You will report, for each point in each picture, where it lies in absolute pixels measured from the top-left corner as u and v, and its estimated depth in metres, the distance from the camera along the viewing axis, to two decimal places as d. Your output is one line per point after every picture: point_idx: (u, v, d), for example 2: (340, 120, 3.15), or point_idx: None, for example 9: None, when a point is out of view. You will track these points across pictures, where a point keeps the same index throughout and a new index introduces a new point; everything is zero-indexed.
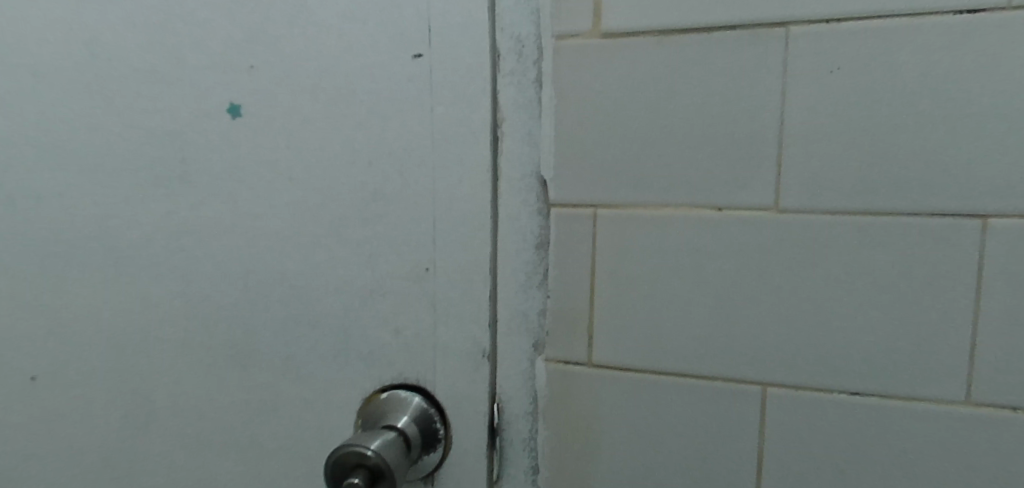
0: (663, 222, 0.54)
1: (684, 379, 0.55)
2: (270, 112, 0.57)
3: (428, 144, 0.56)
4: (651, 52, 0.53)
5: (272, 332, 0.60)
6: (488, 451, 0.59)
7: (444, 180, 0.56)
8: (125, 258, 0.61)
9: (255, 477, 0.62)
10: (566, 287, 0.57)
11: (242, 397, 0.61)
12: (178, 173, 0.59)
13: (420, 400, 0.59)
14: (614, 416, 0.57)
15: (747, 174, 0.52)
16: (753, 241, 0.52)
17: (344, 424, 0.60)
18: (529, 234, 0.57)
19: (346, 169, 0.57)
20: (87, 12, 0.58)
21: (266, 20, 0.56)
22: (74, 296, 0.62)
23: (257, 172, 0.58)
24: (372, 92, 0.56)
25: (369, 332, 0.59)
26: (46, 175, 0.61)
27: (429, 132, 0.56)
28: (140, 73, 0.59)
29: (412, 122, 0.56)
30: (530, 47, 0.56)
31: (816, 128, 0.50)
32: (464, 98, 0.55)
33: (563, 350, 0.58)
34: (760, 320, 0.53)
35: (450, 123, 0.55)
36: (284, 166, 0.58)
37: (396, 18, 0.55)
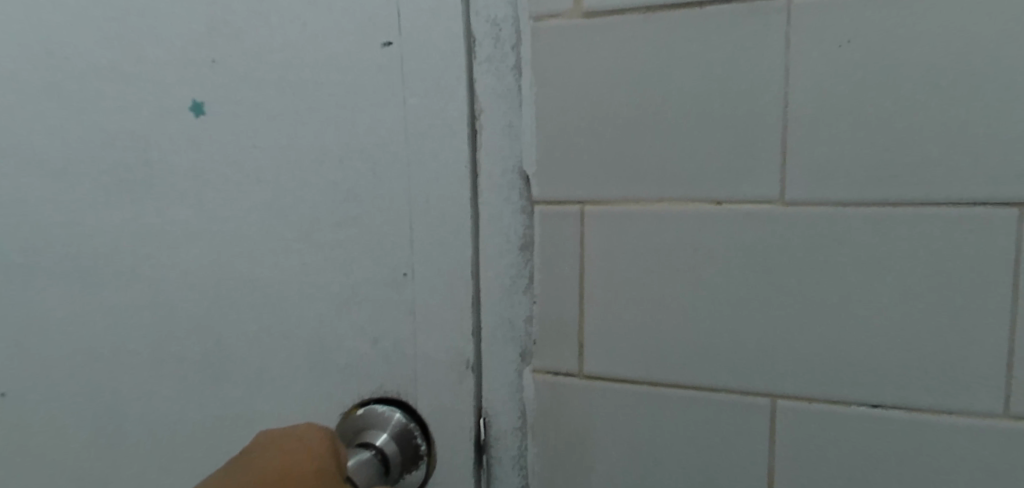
0: (658, 220, 0.49)
1: (685, 392, 0.50)
2: (235, 110, 0.53)
3: (402, 139, 0.51)
4: (638, 30, 0.48)
5: (244, 344, 0.56)
6: (474, 469, 0.55)
7: (420, 178, 0.52)
8: (90, 270, 0.57)
9: None
10: (552, 292, 0.52)
11: (216, 413, 0.57)
12: (141, 176, 0.55)
13: (401, 415, 0.54)
14: (609, 431, 0.52)
15: (749, 163, 0.47)
16: (757, 238, 0.47)
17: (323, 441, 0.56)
18: (513, 235, 0.53)
19: (315, 168, 0.53)
20: (38, 8, 0.54)
21: (226, 10, 0.52)
22: (37, 311, 0.58)
23: (222, 174, 0.54)
24: (342, 85, 0.52)
25: (345, 342, 0.55)
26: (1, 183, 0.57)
27: (403, 126, 0.51)
28: (100, 73, 0.55)
29: (385, 116, 0.51)
30: (508, 30, 0.51)
31: (826, 109, 0.45)
32: (438, 88, 0.51)
33: (551, 360, 0.53)
34: (767, 325, 0.48)
35: (424, 116, 0.51)
36: (251, 167, 0.54)
37: (362, 3, 0.50)
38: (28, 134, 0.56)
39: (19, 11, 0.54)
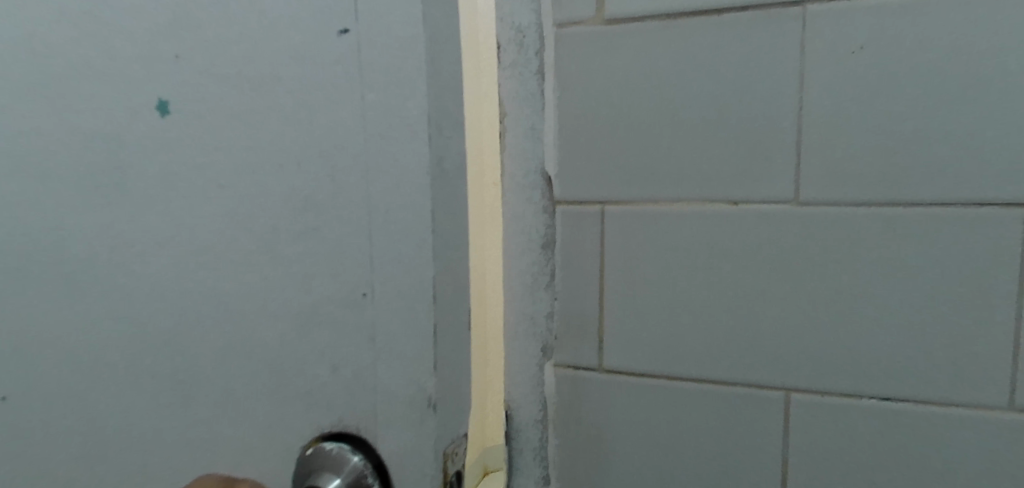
0: (675, 219, 0.51)
1: (700, 386, 0.51)
2: (198, 109, 0.45)
3: (361, 141, 0.42)
4: (657, 37, 0.49)
5: (210, 373, 0.48)
6: None
7: (379, 185, 0.42)
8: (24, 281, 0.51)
9: None
10: (574, 288, 0.54)
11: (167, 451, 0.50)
12: (74, 180, 0.48)
13: (358, 459, 0.44)
14: (627, 424, 0.54)
15: (764, 164, 0.48)
16: (772, 237, 0.49)
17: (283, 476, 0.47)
18: (535, 234, 0.54)
19: (273, 174, 0.44)
20: None
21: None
22: None
23: (187, 177, 0.46)
24: (294, 76, 0.43)
25: (303, 367, 0.46)
26: None
27: (361, 125, 0.42)
28: (64, 65, 0.47)
29: (343, 114, 0.42)
30: (532, 36, 0.53)
31: (840, 113, 0.47)
32: (397, 81, 0.41)
33: (571, 355, 0.55)
34: (780, 321, 0.49)
35: (381, 112, 0.41)
36: (212, 172, 0.45)
37: None
38: None
39: None
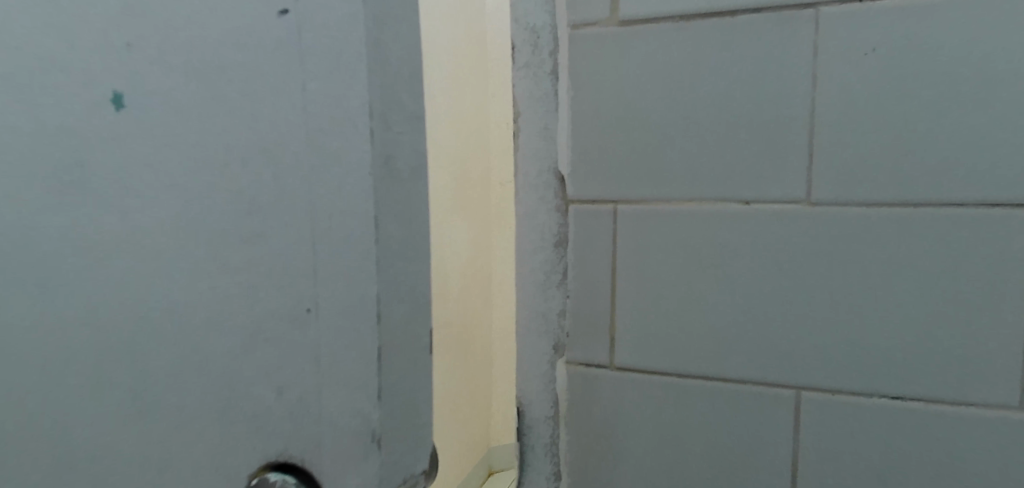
0: (686, 218, 0.51)
1: (711, 383, 0.52)
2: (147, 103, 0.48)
3: (304, 137, 0.49)
4: (670, 37, 0.50)
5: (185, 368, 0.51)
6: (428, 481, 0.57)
7: (324, 190, 0.49)
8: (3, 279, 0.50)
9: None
10: (585, 286, 0.54)
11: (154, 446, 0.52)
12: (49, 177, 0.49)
13: None
14: (638, 421, 0.54)
15: (776, 164, 0.49)
16: (783, 236, 0.49)
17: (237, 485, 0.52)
18: (548, 232, 0.55)
19: (212, 172, 0.49)
20: None
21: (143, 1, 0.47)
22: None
23: (155, 171, 0.49)
24: (241, 72, 0.48)
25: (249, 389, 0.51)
26: None
27: (304, 119, 0.49)
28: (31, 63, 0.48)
29: (280, 111, 0.49)
30: (546, 37, 0.53)
31: (850, 114, 0.47)
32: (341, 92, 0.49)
33: (583, 352, 0.55)
34: (791, 320, 0.50)
35: (325, 107, 0.48)
36: (172, 165, 0.49)
37: None
38: None
39: None
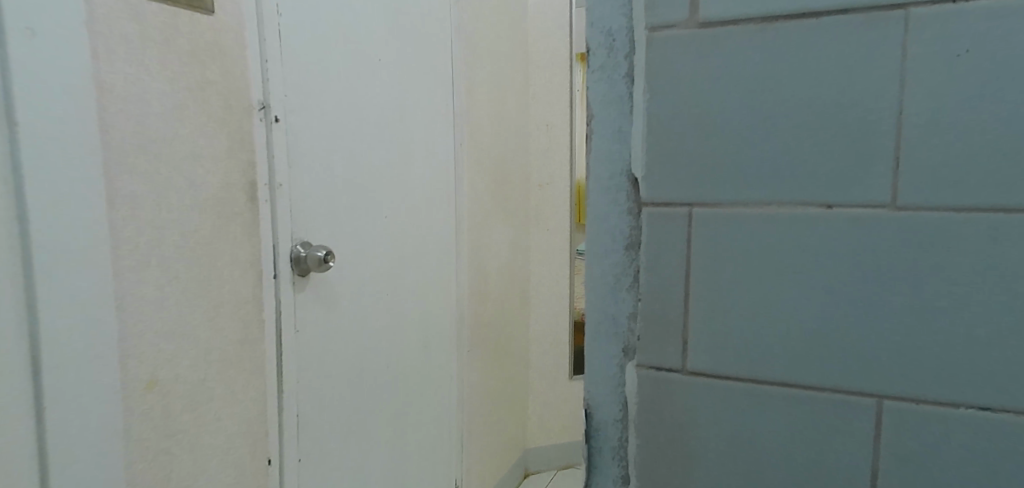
0: (765, 223, 0.50)
1: (787, 389, 0.51)
2: (121, 113, 0.81)
3: (160, 158, 0.86)
4: (754, 39, 0.49)
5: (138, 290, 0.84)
6: (209, 366, 0.96)
7: (191, 180, 0.91)
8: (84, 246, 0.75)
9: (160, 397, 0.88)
10: (658, 290, 0.54)
11: (150, 340, 0.86)
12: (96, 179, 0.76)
13: None
14: (710, 426, 0.53)
15: (860, 169, 0.48)
16: (863, 242, 0.48)
17: (154, 367, 0.87)
18: (619, 235, 0.55)
19: None
20: (46, 66, 0.71)
21: (134, 80, 0.82)
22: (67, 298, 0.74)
23: (119, 157, 0.81)
24: None
25: (216, 287, 0.96)
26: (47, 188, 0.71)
27: (152, 149, 0.85)
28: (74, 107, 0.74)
29: (174, 145, 0.88)
30: (621, 40, 0.53)
31: (940, 117, 0.46)
32: (200, 132, 0.92)
33: (655, 357, 0.55)
34: (873, 326, 0.49)
35: (206, 143, 0.93)
36: (123, 165, 0.81)
37: (191, 88, 0.90)
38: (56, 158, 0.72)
39: (47, 77, 0.71)
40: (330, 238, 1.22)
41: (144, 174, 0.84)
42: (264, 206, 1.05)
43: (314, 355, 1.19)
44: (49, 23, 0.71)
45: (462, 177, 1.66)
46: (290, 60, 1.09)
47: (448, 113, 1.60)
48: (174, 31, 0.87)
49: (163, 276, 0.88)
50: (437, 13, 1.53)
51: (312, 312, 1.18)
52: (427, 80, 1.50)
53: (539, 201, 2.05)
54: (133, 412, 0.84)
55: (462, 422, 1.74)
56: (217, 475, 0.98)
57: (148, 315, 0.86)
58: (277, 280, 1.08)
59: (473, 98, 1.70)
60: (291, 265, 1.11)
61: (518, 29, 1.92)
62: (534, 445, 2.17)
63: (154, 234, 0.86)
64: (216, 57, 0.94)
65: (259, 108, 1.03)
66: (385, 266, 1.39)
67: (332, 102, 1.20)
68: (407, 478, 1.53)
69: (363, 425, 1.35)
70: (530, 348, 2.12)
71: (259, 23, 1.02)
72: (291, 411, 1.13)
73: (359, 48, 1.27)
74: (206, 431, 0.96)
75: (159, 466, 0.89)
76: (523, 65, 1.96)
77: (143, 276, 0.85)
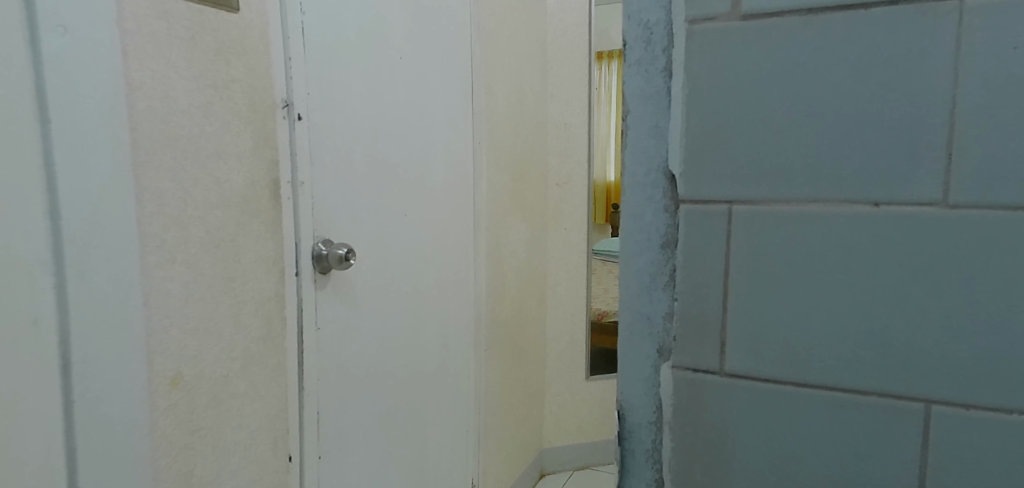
0: (808, 220, 0.49)
1: (830, 393, 0.50)
2: (149, 111, 0.81)
3: (186, 156, 0.86)
4: (799, 34, 0.48)
5: (164, 287, 0.84)
6: (232, 362, 0.96)
7: (218, 176, 0.91)
8: (112, 240, 0.76)
9: (185, 393, 0.88)
10: (695, 289, 0.52)
11: (175, 337, 0.86)
12: (124, 174, 0.77)
13: None
14: (749, 429, 0.52)
15: (909, 166, 0.46)
16: (911, 242, 0.47)
17: (180, 363, 0.87)
18: (654, 233, 0.54)
19: None
20: (77, 63, 0.71)
21: (160, 78, 0.82)
22: (96, 293, 0.74)
23: (146, 154, 0.81)
24: None
25: (241, 284, 0.96)
26: (77, 185, 0.71)
27: (178, 146, 0.85)
28: (104, 103, 0.74)
29: (201, 142, 0.88)
30: (659, 33, 0.52)
31: (996, 113, 0.44)
32: (226, 129, 0.92)
33: (692, 357, 0.53)
34: (921, 328, 0.47)
35: (232, 141, 0.93)
36: (151, 163, 0.82)
37: (216, 86, 0.90)
38: (86, 154, 0.72)
39: (77, 73, 0.71)
40: (351, 236, 1.21)
41: (170, 171, 0.84)
42: (286, 203, 1.05)
43: (334, 352, 1.19)
44: (80, 20, 0.71)
45: (480, 175, 1.65)
46: (313, 58, 1.09)
47: (468, 112, 1.59)
48: (201, 29, 0.88)
49: (188, 273, 0.88)
50: (458, 11, 1.53)
51: (332, 309, 1.17)
52: (446, 79, 1.50)
53: (557, 200, 2.04)
54: (158, 407, 0.84)
55: (479, 421, 1.73)
56: (239, 471, 0.98)
57: (173, 311, 0.86)
58: (298, 277, 1.08)
59: (491, 97, 1.69)
60: (312, 263, 1.11)
61: (537, 28, 1.91)
62: (551, 446, 2.15)
63: (179, 231, 0.86)
64: (241, 55, 0.94)
65: (283, 106, 1.03)
66: (405, 264, 1.39)
67: (354, 100, 1.20)
68: (424, 477, 1.53)
69: (381, 423, 1.35)
70: (548, 348, 2.11)
71: (283, 21, 1.02)
72: (312, 409, 1.13)
73: (382, 46, 1.27)
74: (229, 427, 0.96)
75: (182, 461, 0.89)
76: (542, 64, 1.95)
77: (168, 273, 0.85)
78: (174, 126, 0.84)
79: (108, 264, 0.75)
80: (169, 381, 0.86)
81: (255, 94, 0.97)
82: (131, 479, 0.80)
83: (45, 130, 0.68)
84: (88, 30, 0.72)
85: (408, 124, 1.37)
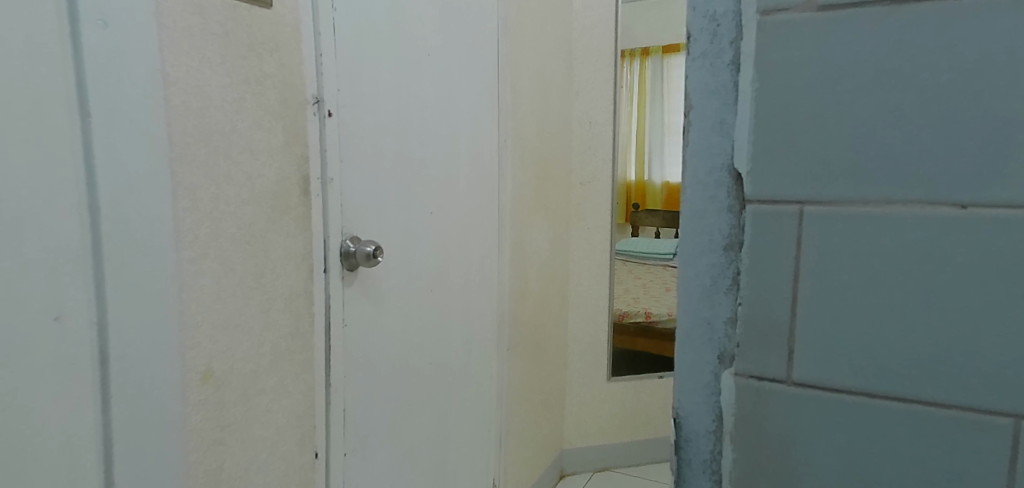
0: (886, 222, 0.46)
1: (906, 404, 0.47)
2: (185, 108, 0.80)
3: (220, 152, 0.85)
4: (880, 25, 0.45)
5: (200, 283, 0.83)
6: (262, 358, 0.95)
7: (251, 172, 0.91)
8: (147, 238, 0.75)
9: (216, 388, 0.87)
10: (761, 294, 0.50)
11: (209, 333, 0.85)
12: (161, 171, 0.76)
13: None
14: (818, 440, 0.50)
15: (1000, 165, 0.43)
16: (1000, 246, 0.44)
17: (212, 358, 0.86)
18: (717, 234, 0.52)
19: None
20: (115, 60, 0.70)
21: (196, 74, 0.81)
22: (133, 290, 0.73)
23: (183, 152, 0.80)
24: None
25: (271, 280, 0.96)
26: (116, 182, 0.71)
27: (212, 143, 0.84)
28: (141, 99, 0.73)
29: (234, 139, 0.87)
30: (727, 24, 0.49)
31: None
32: (259, 125, 0.91)
33: (757, 365, 0.51)
34: (1009, 338, 0.45)
35: (264, 138, 0.92)
36: (187, 159, 0.80)
37: (249, 83, 0.89)
38: (125, 150, 0.71)
39: (116, 69, 0.70)
40: (378, 233, 1.20)
41: (205, 167, 0.83)
42: (316, 199, 1.04)
43: (360, 350, 1.18)
44: (120, 16, 0.70)
45: (505, 174, 1.63)
46: (343, 54, 1.07)
47: (494, 109, 1.57)
48: (234, 24, 0.86)
49: (220, 269, 0.87)
50: (485, 7, 1.51)
51: (359, 307, 1.16)
52: (473, 76, 1.48)
53: (580, 199, 2.01)
54: (191, 402, 0.83)
55: (501, 421, 1.71)
56: (266, 468, 0.98)
57: (207, 307, 0.85)
58: (326, 274, 1.07)
59: (517, 95, 1.67)
60: (340, 259, 1.10)
61: (563, 25, 1.88)
62: (571, 447, 2.12)
63: (212, 226, 0.85)
64: (273, 50, 0.93)
65: (314, 103, 1.02)
66: (430, 262, 1.37)
67: (383, 96, 1.19)
68: (446, 476, 1.51)
69: (405, 422, 1.33)
70: (569, 348, 2.08)
71: (314, 16, 1.01)
72: (338, 406, 1.12)
73: (411, 42, 1.26)
74: (258, 424, 0.95)
75: (212, 457, 0.88)
76: (567, 61, 1.92)
77: (202, 269, 0.84)
78: (208, 123, 0.83)
79: (144, 259, 0.74)
80: (203, 375, 0.85)
81: (287, 90, 0.96)
82: (163, 474, 0.79)
83: (85, 126, 0.68)
84: (127, 26, 0.71)
85: (436, 121, 1.36)
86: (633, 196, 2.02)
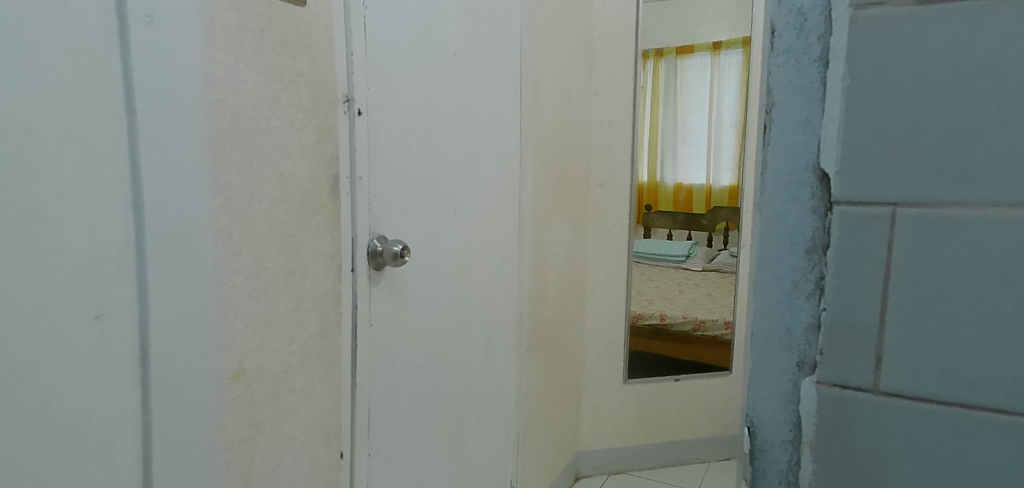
0: (984, 226, 0.44)
1: (1000, 416, 0.45)
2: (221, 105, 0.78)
3: (256, 150, 0.84)
4: (983, 20, 0.43)
5: (235, 282, 0.82)
6: (292, 356, 0.93)
7: (284, 171, 0.89)
8: (186, 236, 0.74)
9: (248, 387, 0.86)
10: (848, 299, 0.48)
11: (243, 332, 0.84)
12: (201, 169, 0.75)
13: None
14: (906, 452, 0.48)
15: None
16: None
17: (245, 356, 0.85)
18: (799, 236, 0.50)
19: None
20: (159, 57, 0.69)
21: (232, 72, 0.79)
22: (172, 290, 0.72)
23: (221, 149, 0.78)
24: None
25: (303, 279, 0.95)
26: (159, 180, 0.70)
27: (248, 142, 0.82)
28: (184, 96, 0.72)
29: (269, 138, 0.86)
30: (814, 19, 0.48)
31: None
32: (292, 123, 0.90)
33: (841, 372, 0.49)
34: None
35: (298, 137, 0.91)
36: (223, 157, 0.78)
37: (283, 81, 0.87)
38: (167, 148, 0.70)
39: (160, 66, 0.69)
40: (404, 232, 1.19)
41: (241, 165, 0.82)
42: (345, 198, 1.03)
43: (385, 350, 1.16)
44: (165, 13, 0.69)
45: (527, 174, 1.61)
46: (373, 52, 1.06)
47: (517, 109, 1.55)
48: (269, 22, 0.84)
49: (255, 269, 0.85)
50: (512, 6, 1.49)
51: (384, 306, 1.15)
52: (498, 76, 1.46)
53: (599, 200, 1.99)
54: (225, 400, 0.82)
55: (520, 423, 1.69)
56: (294, 467, 0.96)
57: (242, 306, 0.83)
58: (353, 273, 1.06)
59: (539, 94, 1.65)
60: (367, 259, 1.08)
61: (585, 24, 1.86)
62: (587, 449, 2.09)
63: (246, 226, 0.83)
64: (307, 48, 0.92)
65: (344, 101, 1.00)
66: (454, 263, 1.36)
67: (410, 95, 1.17)
68: (465, 477, 1.49)
69: (426, 422, 1.31)
70: (586, 349, 2.05)
71: (346, 14, 0.99)
72: (363, 405, 1.11)
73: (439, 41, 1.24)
74: (287, 422, 0.94)
75: (243, 456, 0.86)
76: (588, 61, 1.90)
77: (239, 268, 0.82)
78: (245, 121, 0.81)
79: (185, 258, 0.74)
80: (235, 374, 0.83)
81: (320, 88, 0.95)
82: (198, 473, 0.78)
83: (131, 122, 0.67)
84: (172, 23, 0.70)
85: (461, 120, 1.34)
86: (645, 198, 2.02)
